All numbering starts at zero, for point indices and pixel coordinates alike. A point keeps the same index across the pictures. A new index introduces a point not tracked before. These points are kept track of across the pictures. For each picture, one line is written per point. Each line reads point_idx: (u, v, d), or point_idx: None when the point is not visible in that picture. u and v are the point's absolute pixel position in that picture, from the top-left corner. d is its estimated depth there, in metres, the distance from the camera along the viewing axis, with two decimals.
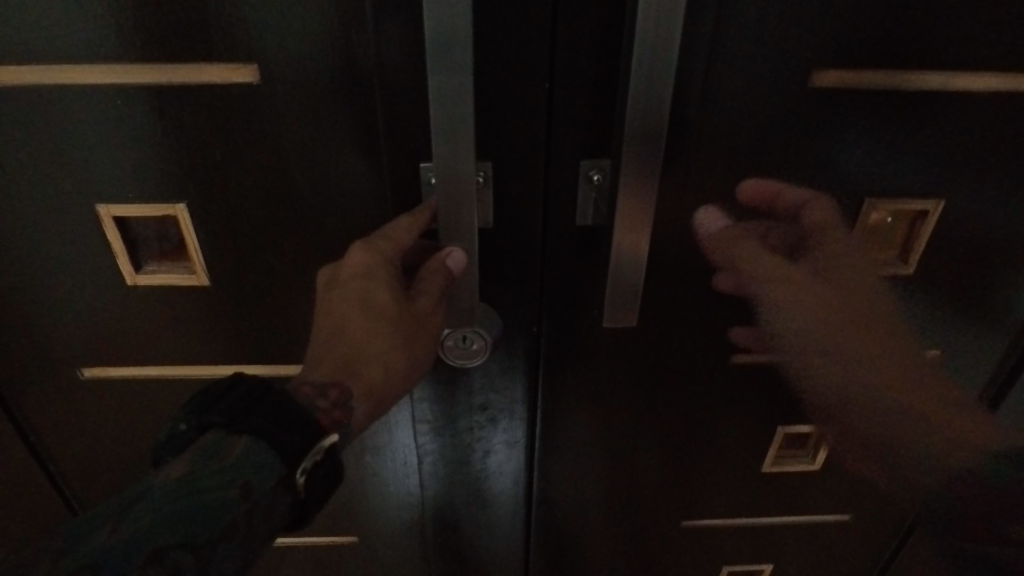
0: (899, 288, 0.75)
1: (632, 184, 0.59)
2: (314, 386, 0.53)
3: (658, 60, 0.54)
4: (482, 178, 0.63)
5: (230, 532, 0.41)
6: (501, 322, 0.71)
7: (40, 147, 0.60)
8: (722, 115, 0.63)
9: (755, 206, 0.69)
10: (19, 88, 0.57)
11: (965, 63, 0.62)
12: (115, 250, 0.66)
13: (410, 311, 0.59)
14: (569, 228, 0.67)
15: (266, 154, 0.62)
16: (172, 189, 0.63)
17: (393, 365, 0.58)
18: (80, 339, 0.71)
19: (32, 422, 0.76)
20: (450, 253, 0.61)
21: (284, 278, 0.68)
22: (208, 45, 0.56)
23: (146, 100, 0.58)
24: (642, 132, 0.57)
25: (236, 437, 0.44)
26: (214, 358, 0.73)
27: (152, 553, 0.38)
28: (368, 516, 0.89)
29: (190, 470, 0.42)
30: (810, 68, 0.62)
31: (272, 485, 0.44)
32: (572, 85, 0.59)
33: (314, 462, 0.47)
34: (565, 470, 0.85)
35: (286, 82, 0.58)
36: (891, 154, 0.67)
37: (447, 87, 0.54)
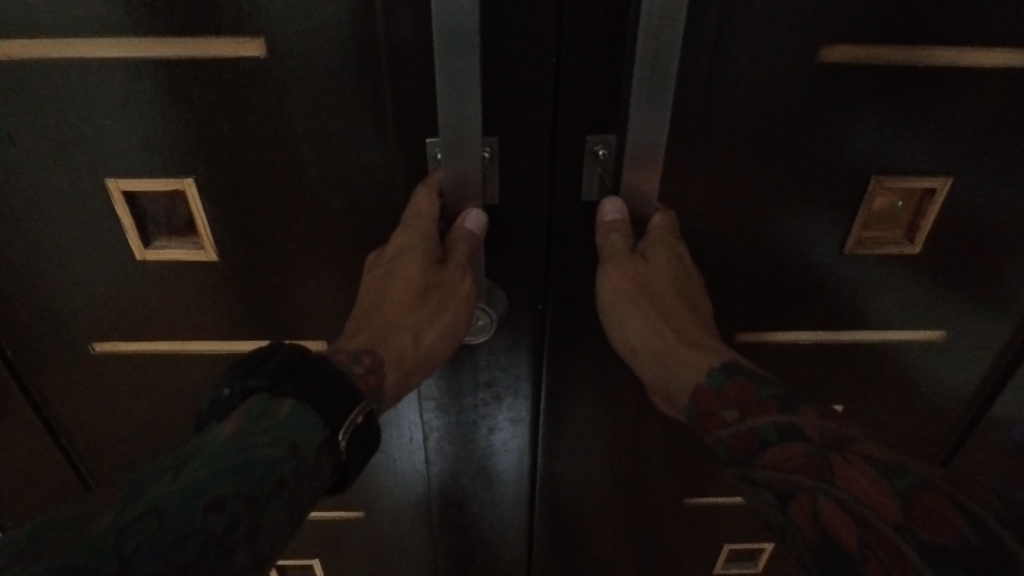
0: (907, 266, 0.76)
1: (636, 163, 0.60)
2: (350, 353, 0.54)
3: (666, 31, 0.53)
4: (487, 154, 0.62)
5: (280, 488, 0.40)
6: (506, 300, 0.72)
7: (51, 121, 0.62)
8: (729, 91, 0.64)
9: (761, 184, 0.69)
10: (34, 62, 0.59)
11: (975, 39, 0.62)
12: (123, 225, 0.68)
13: (438, 281, 0.60)
14: (576, 207, 0.67)
15: (273, 130, 0.62)
16: (184, 164, 0.64)
17: (423, 335, 0.60)
18: (97, 311, 0.74)
19: (47, 393, 0.79)
20: (469, 215, 0.62)
21: (294, 253, 0.70)
22: (215, 19, 0.57)
23: (155, 74, 0.59)
24: (647, 111, 0.57)
25: (282, 400, 0.44)
26: (225, 332, 0.75)
27: (212, 501, 0.37)
28: (375, 492, 0.91)
29: (239, 428, 0.41)
30: (819, 43, 0.62)
31: (316, 447, 0.43)
32: (579, 59, 0.59)
33: (353, 426, 0.47)
34: (569, 445, 0.87)
35: (294, 57, 0.59)
36: (901, 131, 0.67)
37: (454, 65, 0.55)
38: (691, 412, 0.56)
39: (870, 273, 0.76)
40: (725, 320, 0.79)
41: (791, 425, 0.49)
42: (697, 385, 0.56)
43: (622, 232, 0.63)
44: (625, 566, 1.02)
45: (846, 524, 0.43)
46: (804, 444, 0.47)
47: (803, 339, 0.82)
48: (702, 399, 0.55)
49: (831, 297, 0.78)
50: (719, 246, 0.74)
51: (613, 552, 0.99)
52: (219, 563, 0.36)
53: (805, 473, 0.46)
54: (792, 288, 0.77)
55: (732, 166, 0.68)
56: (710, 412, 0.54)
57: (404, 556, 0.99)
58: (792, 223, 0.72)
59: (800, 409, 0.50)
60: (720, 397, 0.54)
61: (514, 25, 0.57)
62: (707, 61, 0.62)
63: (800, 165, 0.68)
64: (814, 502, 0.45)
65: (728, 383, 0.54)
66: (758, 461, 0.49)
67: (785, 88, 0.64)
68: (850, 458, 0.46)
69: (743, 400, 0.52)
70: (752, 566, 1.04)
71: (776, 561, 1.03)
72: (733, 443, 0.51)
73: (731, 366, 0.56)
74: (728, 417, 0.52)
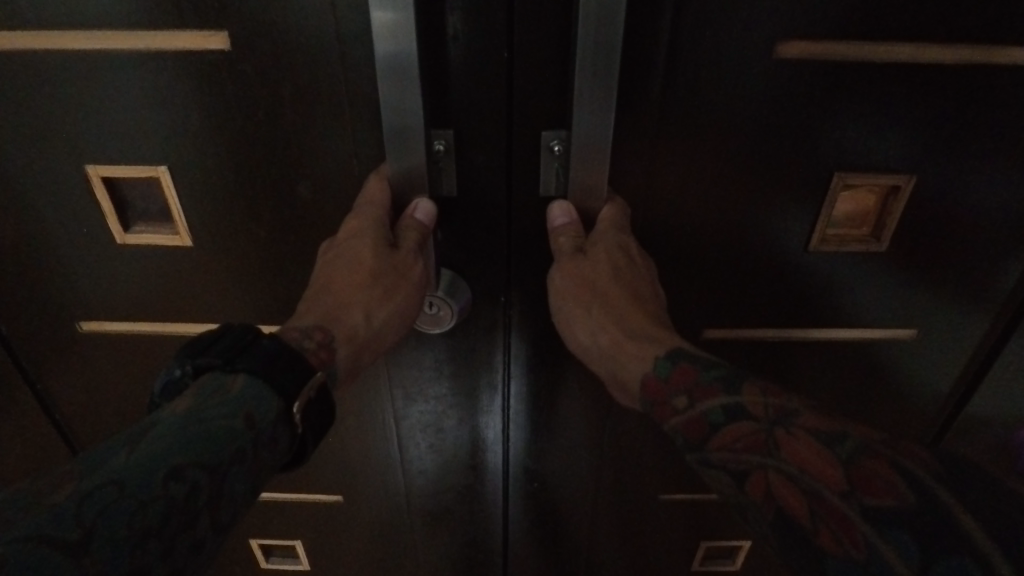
0: (872, 261, 0.78)
1: (584, 157, 0.63)
2: (299, 330, 0.57)
3: (606, 26, 0.55)
4: (442, 147, 0.64)
5: (240, 457, 0.42)
6: (468, 291, 0.74)
7: (30, 109, 0.63)
8: (687, 86, 0.66)
9: (724, 176, 0.72)
10: (11, 52, 0.60)
11: (929, 36, 0.64)
12: (103, 210, 0.69)
13: (390, 267, 0.61)
14: (535, 200, 0.69)
15: (242, 121, 0.64)
16: (158, 152, 0.66)
17: (374, 312, 0.61)
18: (79, 295, 0.75)
19: (39, 372, 0.81)
20: (418, 205, 0.63)
21: (271, 245, 0.71)
22: (181, 12, 0.58)
23: (125, 65, 0.61)
24: (593, 107, 0.60)
25: (235, 376, 0.46)
26: (205, 318, 0.77)
27: (171, 471, 0.39)
28: (352, 478, 0.93)
29: (194, 403, 0.43)
30: (775, 38, 0.64)
31: (272, 418, 0.45)
32: (530, 54, 0.60)
33: (307, 400, 0.49)
34: (542, 436, 0.88)
35: (257, 50, 0.60)
36: (861, 126, 0.69)
37: (399, 63, 0.56)
38: (646, 403, 0.56)
39: (829, 269, 0.79)
40: (694, 318, 0.82)
41: (736, 404, 0.49)
42: (647, 375, 0.56)
43: (571, 234, 0.65)
44: (605, 560, 1.03)
45: (796, 497, 0.43)
46: (751, 423, 0.48)
47: (772, 337, 0.85)
48: (651, 389, 0.55)
49: (797, 292, 0.81)
50: (682, 242, 0.76)
51: (591, 545, 1.01)
52: (180, 531, 0.38)
53: (754, 450, 0.46)
54: (756, 287, 0.80)
55: (690, 160, 0.70)
56: (662, 400, 0.54)
57: (384, 541, 1.02)
58: (753, 217, 0.75)
59: (744, 389, 0.50)
60: (669, 385, 0.54)
61: (470, 20, 0.58)
62: (664, 55, 0.64)
63: (756, 161, 0.71)
64: (765, 479, 0.45)
65: (674, 370, 0.55)
66: (710, 444, 0.49)
67: (739, 82, 0.66)
68: (795, 432, 0.46)
69: (691, 384, 0.53)
70: (730, 563, 1.06)
71: (753, 558, 1.05)
72: (686, 429, 0.51)
73: (678, 354, 0.56)
74: (679, 404, 0.53)
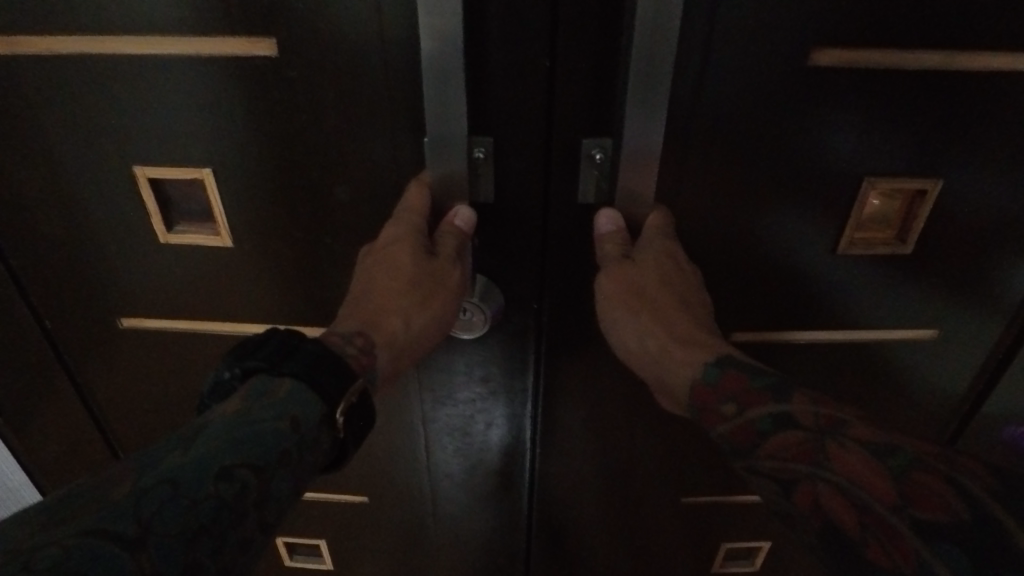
0: (907, 267, 0.78)
1: (630, 165, 0.63)
2: (341, 336, 0.58)
3: (659, 37, 0.56)
4: (481, 154, 0.65)
5: (286, 459, 0.43)
6: (501, 299, 0.74)
7: (83, 111, 0.65)
8: (731, 94, 0.66)
9: (762, 182, 0.71)
10: (65, 56, 0.62)
11: (975, 43, 0.63)
12: (148, 210, 0.71)
13: (428, 273, 0.62)
14: (572, 208, 0.69)
15: (288, 127, 0.65)
16: (203, 155, 0.67)
17: (412, 318, 0.62)
18: (123, 293, 0.77)
19: (79, 367, 0.83)
20: (458, 212, 0.64)
21: (310, 247, 0.73)
22: (231, 19, 0.59)
23: (175, 70, 0.62)
24: (642, 115, 0.60)
25: (281, 379, 0.47)
26: (243, 317, 0.78)
27: (221, 471, 0.39)
28: (378, 478, 0.94)
29: (242, 406, 0.44)
30: (820, 46, 0.64)
31: (317, 421, 0.46)
32: (574, 64, 0.61)
33: (349, 404, 0.50)
34: (570, 443, 0.88)
35: (304, 57, 0.61)
36: (903, 134, 0.69)
37: (448, 72, 0.57)
38: (693, 409, 0.57)
39: (858, 273, 0.79)
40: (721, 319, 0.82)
41: (786, 413, 0.49)
42: (694, 381, 0.57)
43: (617, 241, 0.66)
44: (627, 562, 1.03)
45: (844, 508, 0.43)
46: (801, 432, 0.47)
47: (799, 339, 0.84)
48: (700, 396, 0.56)
49: (826, 295, 0.80)
50: (715, 248, 0.76)
51: (614, 548, 1.01)
52: (230, 530, 0.38)
53: (802, 460, 0.46)
54: (785, 291, 0.80)
55: (728, 168, 0.70)
56: (710, 407, 0.54)
57: (407, 541, 1.02)
58: (785, 223, 0.74)
59: (793, 397, 0.50)
60: (717, 391, 0.54)
61: (514, 29, 0.59)
62: (706, 63, 0.64)
63: (792, 169, 0.71)
64: (813, 489, 0.45)
65: (723, 376, 0.55)
66: (759, 452, 0.49)
67: (781, 90, 0.66)
68: (844, 443, 0.45)
69: (739, 391, 0.53)
70: (748, 564, 1.06)
71: (772, 559, 1.05)
72: (733, 436, 0.51)
73: (726, 361, 0.57)
74: (727, 411, 0.53)
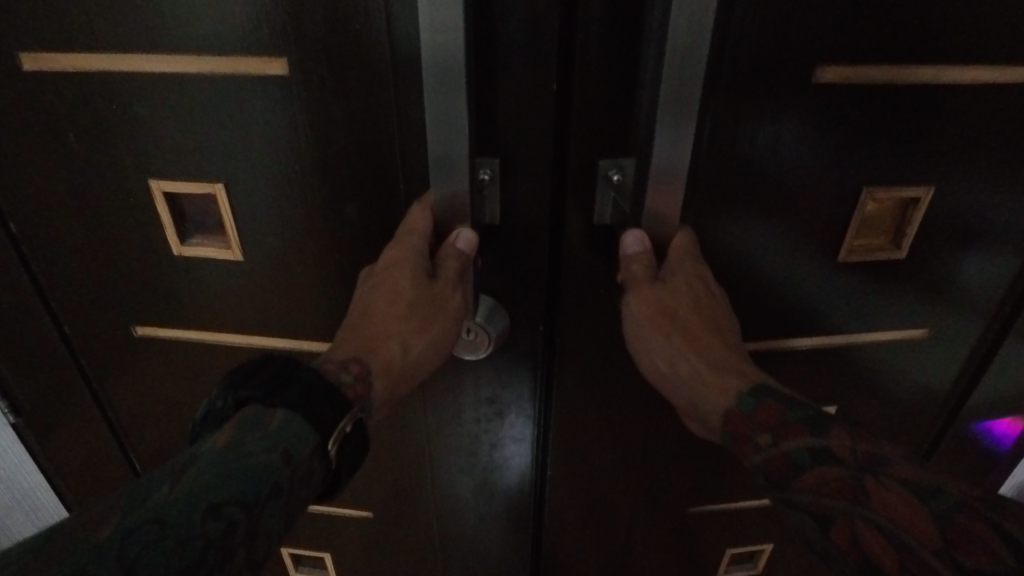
0: (932, 278, 0.77)
1: (658, 185, 0.59)
2: (337, 362, 0.56)
3: (690, 58, 0.53)
4: (487, 176, 0.63)
5: (276, 494, 0.41)
6: (506, 320, 0.72)
7: (97, 124, 0.64)
8: (757, 112, 0.63)
9: (784, 198, 0.69)
10: (87, 74, 0.61)
11: (1006, 58, 0.62)
12: (162, 222, 0.70)
13: (429, 297, 0.60)
14: (588, 228, 0.68)
15: (300, 142, 0.63)
16: (216, 170, 0.66)
17: (410, 344, 0.60)
18: (134, 303, 0.76)
19: (94, 372, 0.82)
20: (460, 234, 0.62)
21: (319, 261, 0.71)
22: (246, 38, 0.58)
23: (190, 87, 0.61)
24: (668, 144, 0.57)
25: (273, 409, 0.44)
26: (251, 328, 0.77)
27: (209, 509, 0.37)
28: (381, 497, 0.91)
29: (232, 437, 0.42)
30: (848, 63, 0.61)
31: (308, 452, 0.44)
32: (593, 85, 0.60)
33: (342, 434, 0.48)
34: (579, 466, 0.84)
35: (318, 74, 0.60)
36: (931, 149, 0.67)
37: (451, 99, 0.55)
38: (725, 437, 0.54)
39: (861, 281, 0.76)
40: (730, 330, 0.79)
41: (823, 447, 0.47)
42: (728, 410, 0.54)
43: (644, 263, 0.61)
44: None
45: (886, 550, 0.41)
46: (838, 468, 0.45)
47: (803, 344, 0.81)
48: (733, 424, 0.53)
49: (839, 295, 0.77)
50: (734, 264, 0.74)
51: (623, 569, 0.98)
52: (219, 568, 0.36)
53: (840, 496, 0.44)
54: (803, 295, 0.77)
55: (744, 184, 0.68)
56: (742, 436, 0.52)
57: (411, 559, 0.99)
58: (798, 233, 0.72)
59: (831, 431, 0.48)
60: (751, 421, 0.52)
61: (527, 49, 0.57)
62: (727, 79, 0.62)
63: (815, 186, 0.69)
64: (852, 527, 0.43)
65: (758, 406, 0.52)
66: (795, 486, 0.47)
67: (810, 107, 0.64)
68: (885, 482, 0.44)
69: (775, 423, 0.50)
70: (751, 566, 1.02)
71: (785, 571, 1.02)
72: (768, 468, 0.49)
73: (761, 388, 0.54)
74: (761, 442, 0.50)
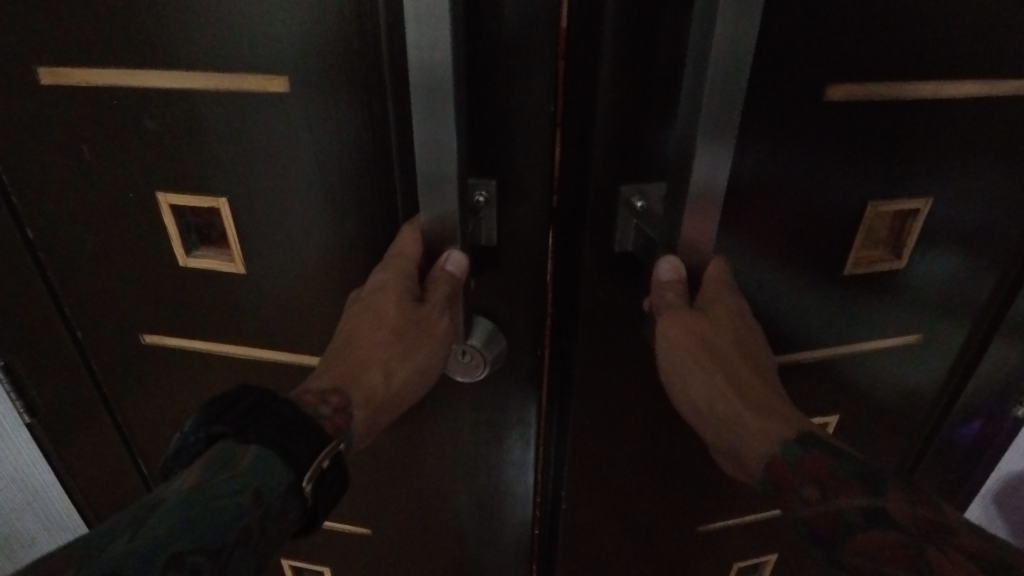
0: (956, 292, 0.76)
1: (697, 206, 0.54)
2: (316, 393, 0.53)
3: (732, 72, 0.48)
4: (482, 198, 0.61)
5: (246, 537, 0.40)
6: (503, 343, 0.69)
7: (107, 135, 0.63)
8: (787, 126, 0.60)
9: (811, 214, 0.66)
10: (98, 88, 0.60)
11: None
12: (168, 234, 0.68)
13: (412, 322, 0.57)
14: (607, 255, 0.64)
15: (304, 157, 0.61)
16: (220, 184, 0.64)
17: (394, 373, 0.57)
18: (141, 312, 0.74)
19: (104, 375, 0.80)
20: (450, 256, 0.57)
21: (322, 275, 0.68)
22: (250, 55, 0.56)
23: (195, 105, 0.60)
24: (706, 170, 0.52)
25: (246, 447, 0.44)
26: (253, 341, 0.74)
27: (173, 557, 0.36)
28: (380, 517, 0.87)
29: (201, 478, 0.41)
30: (873, 79, 0.60)
31: (281, 491, 0.43)
32: (607, 110, 0.57)
33: (319, 470, 0.47)
34: (585, 499, 0.79)
35: (322, 90, 0.57)
36: (954, 164, 0.66)
37: (440, 122, 0.51)
38: (767, 485, 0.52)
39: (886, 297, 0.74)
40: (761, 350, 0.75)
41: (878, 509, 0.45)
42: (771, 459, 0.51)
43: (679, 292, 0.57)
44: None
45: None
46: (897, 534, 0.44)
47: (810, 357, 0.77)
48: (777, 474, 0.51)
49: (861, 304, 0.74)
50: (757, 284, 0.70)
51: None
52: None
53: (900, 565, 0.43)
54: (831, 308, 0.74)
55: (764, 199, 0.64)
56: (786, 488, 0.50)
57: None
58: (825, 241, 0.69)
59: (886, 492, 0.46)
60: (797, 472, 0.49)
61: (534, 57, 0.55)
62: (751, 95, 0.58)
63: (841, 203, 0.66)
64: None
65: (806, 457, 0.50)
66: (847, 548, 0.46)
67: (838, 124, 0.61)
68: (950, 552, 0.42)
69: (823, 477, 0.48)
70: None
71: None
72: (816, 525, 0.48)
73: (809, 439, 0.51)
74: (807, 495, 0.49)
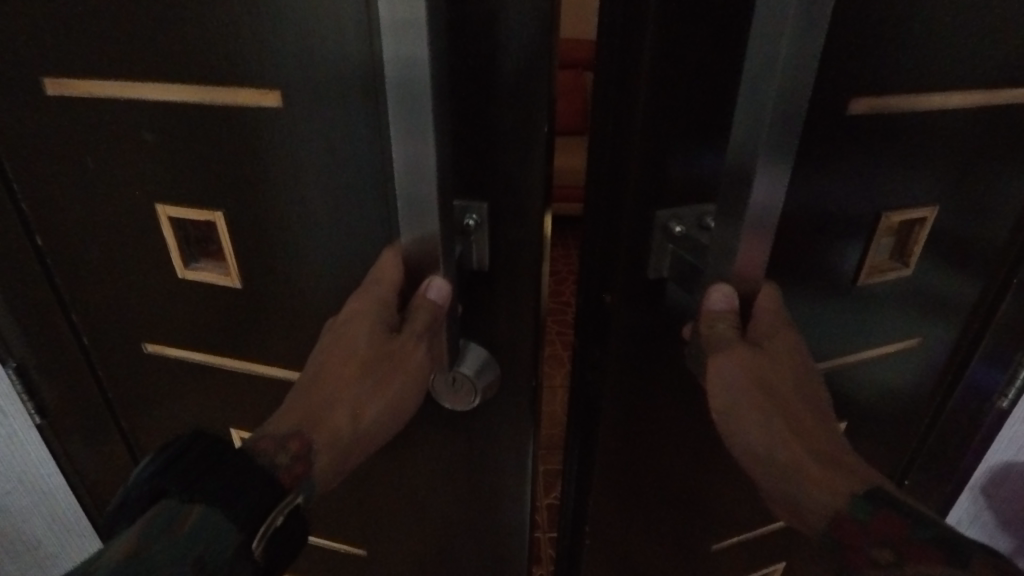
0: (983, 294, 0.74)
1: (750, 234, 0.50)
2: (274, 439, 0.50)
3: (795, 86, 0.45)
4: (473, 222, 0.58)
5: None
6: (494, 369, 0.65)
7: (106, 142, 0.60)
8: (824, 132, 0.58)
9: (841, 221, 0.63)
10: (97, 98, 0.57)
11: None
12: (166, 244, 0.65)
13: (386, 354, 0.53)
14: (640, 279, 0.61)
15: (306, 168, 0.57)
16: (220, 195, 0.61)
17: (363, 410, 0.54)
18: (141, 322, 0.71)
19: (106, 382, 0.77)
20: (431, 283, 0.53)
21: (321, 288, 0.64)
22: (249, 65, 0.53)
23: (191, 118, 0.57)
24: (763, 193, 0.49)
25: (191, 506, 0.43)
26: (252, 354, 0.70)
27: None
28: (382, 535, 0.83)
29: (139, 541, 0.41)
30: (909, 86, 0.57)
31: (227, 554, 0.43)
32: (642, 125, 0.53)
33: (273, 526, 0.46)
34: (597, 524, 0.75)
35: (321, 100, 0.54)
36: (983, 166, 0.64)
37: (418, 140, 0.48)
38: (829, 541, 0.49)
39: (912, 303, 0.72)
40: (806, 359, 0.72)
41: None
42: (837, 514, 0.48)
43: (731, 324, 0.53)
44: None
45: None
46: None
47: (826, 366, 0.73)
48: (843, 530, 0.48)
49: (888, 311, 0.72)
50: (793, 297, 0.66)
51: None
52: None
53: None
54: (859, 316, 0.71)
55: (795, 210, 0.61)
56: (856, 546, 0.47)
57: None
58: (846, 252, 0.66)
59: (969, 560, 0.43)
60: (867, 532, 0.46)
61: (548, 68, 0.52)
62: None
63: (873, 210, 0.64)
64: None
65: (876, 514, 0.47)
66: None
67: (873, 129, 0.59)
68: None
69: (894, 538, 0.46)
70: None
71: None
72: None
73: (879, 493, 0.48)
74: (880, 557, 0.46)
